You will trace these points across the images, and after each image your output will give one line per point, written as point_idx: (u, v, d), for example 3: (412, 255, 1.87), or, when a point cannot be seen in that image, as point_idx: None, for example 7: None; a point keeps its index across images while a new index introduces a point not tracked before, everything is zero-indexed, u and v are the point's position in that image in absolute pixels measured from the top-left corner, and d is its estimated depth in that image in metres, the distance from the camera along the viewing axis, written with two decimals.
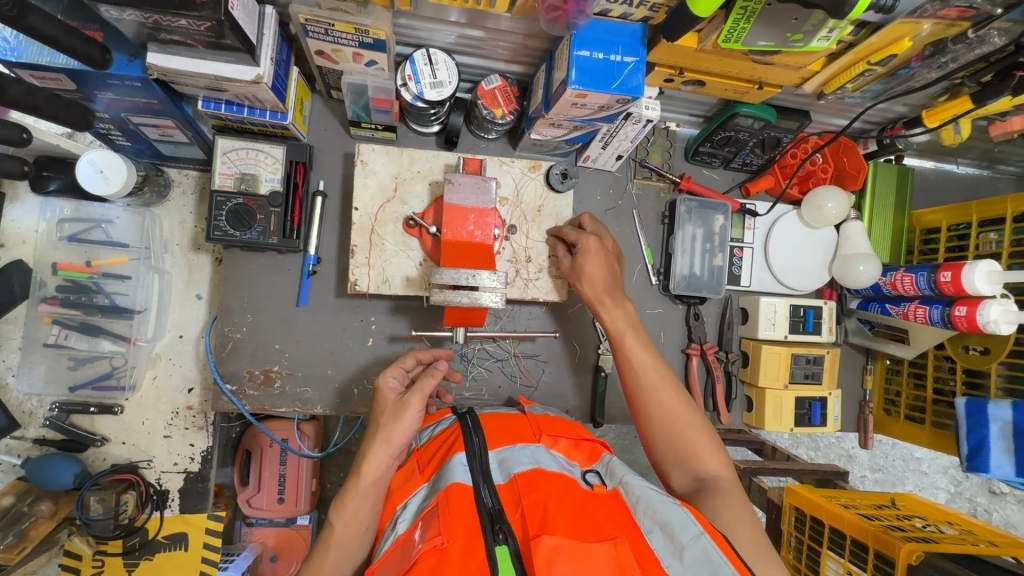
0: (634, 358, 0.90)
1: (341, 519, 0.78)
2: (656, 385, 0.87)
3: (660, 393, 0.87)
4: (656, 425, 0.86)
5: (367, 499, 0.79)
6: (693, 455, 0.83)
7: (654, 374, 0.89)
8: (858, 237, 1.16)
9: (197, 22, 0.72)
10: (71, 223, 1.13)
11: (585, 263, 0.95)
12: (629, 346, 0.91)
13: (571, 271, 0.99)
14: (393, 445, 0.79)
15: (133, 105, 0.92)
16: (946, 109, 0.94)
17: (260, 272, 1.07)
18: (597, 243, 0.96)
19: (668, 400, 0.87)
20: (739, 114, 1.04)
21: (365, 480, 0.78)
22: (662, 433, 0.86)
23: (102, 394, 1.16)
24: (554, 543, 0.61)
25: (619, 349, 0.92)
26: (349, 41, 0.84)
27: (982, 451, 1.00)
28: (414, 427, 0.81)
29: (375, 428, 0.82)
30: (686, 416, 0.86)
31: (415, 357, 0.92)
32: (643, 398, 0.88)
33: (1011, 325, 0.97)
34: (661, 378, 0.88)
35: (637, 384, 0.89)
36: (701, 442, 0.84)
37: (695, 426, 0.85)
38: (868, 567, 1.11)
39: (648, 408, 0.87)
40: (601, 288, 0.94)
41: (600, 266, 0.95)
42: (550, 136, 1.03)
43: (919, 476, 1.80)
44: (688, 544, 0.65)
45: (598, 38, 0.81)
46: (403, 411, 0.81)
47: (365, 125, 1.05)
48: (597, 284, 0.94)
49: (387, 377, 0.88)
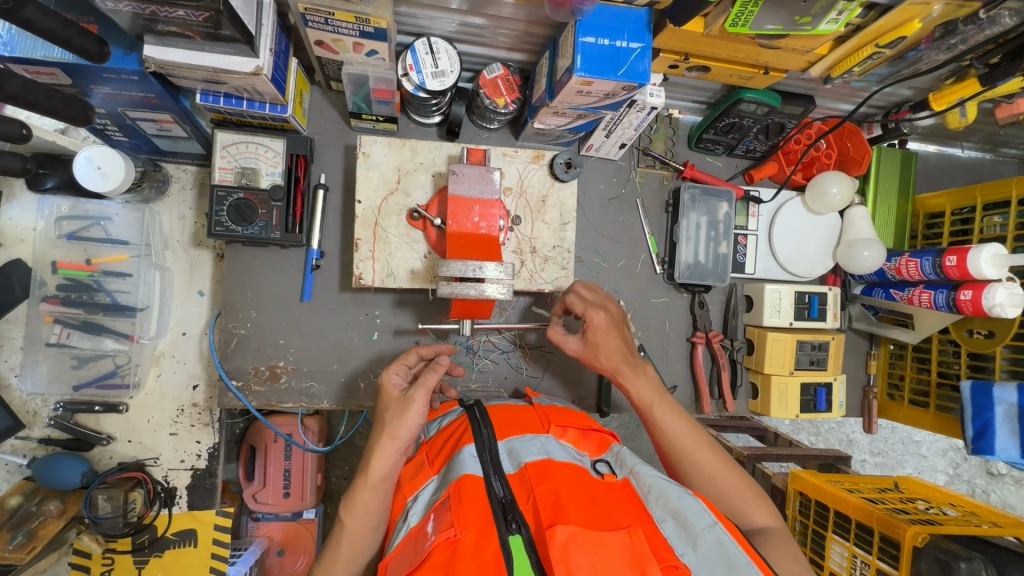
0: (665, 425, 0.87)
1: (353, 515, 0.78)
2: (691, 450, 0.85)
3: (697, 457, 0.84)
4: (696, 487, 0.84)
5: (376, 496, 0.78)
6: (738, 511, 0.82)
7: (689, 438, 0.86)
8: (863, 223, 1.16)
9: (196, 13, 0.70)
10: (68, 221, 1.10)
11: (598, 339, 0.92)
12: (659, 414, 0.87)
13: (585, 353, 0.94)
14: (399, 442, 0.79)
15: (130, 99, 0.90)
16: (952, 92, 0.92)
17: (263, 266, 1.06)
18: (605, 317, 0.92)
19: (704, 461, 0.84)
20: (743, 100, 1.03)
21: (373, 476, 0.78)
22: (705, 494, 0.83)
23: (107, 392, 1.15)
24: (568, 533, 0.61)
25: (648, 417, 0.88)
26: (350, 30, 0.83)
27: (987, 433, 1.01)
28: (419, 422, 0.80)
29: (380, 425, 0.82)
30: (726, 474, 0.83)
31: (417, 353, 0.91)
32: (681, 464, 0.85)
33: (1016, 309, 0.97)
34: (694, 440, 0.85)
35: (671, 448, 0.86)
36: (747, 498, 0.82)
37: (735, 481, 0.83)
38: (874, 551, 1.12)
39: (686, 472, 0.85)
40: (620, 361, 0.91)
41: (614, 338, 0.92)
42: (553, 125, 1.02)
43: (919, 459, 1.81)
44: (702, 534, 0.66)
45: (603, 25, 0.80)
46: (408, 407, 0.80)
47: (366, 116, 1.03)
48: (615, 359, 0.91)
49: (391, 374, 0.87)
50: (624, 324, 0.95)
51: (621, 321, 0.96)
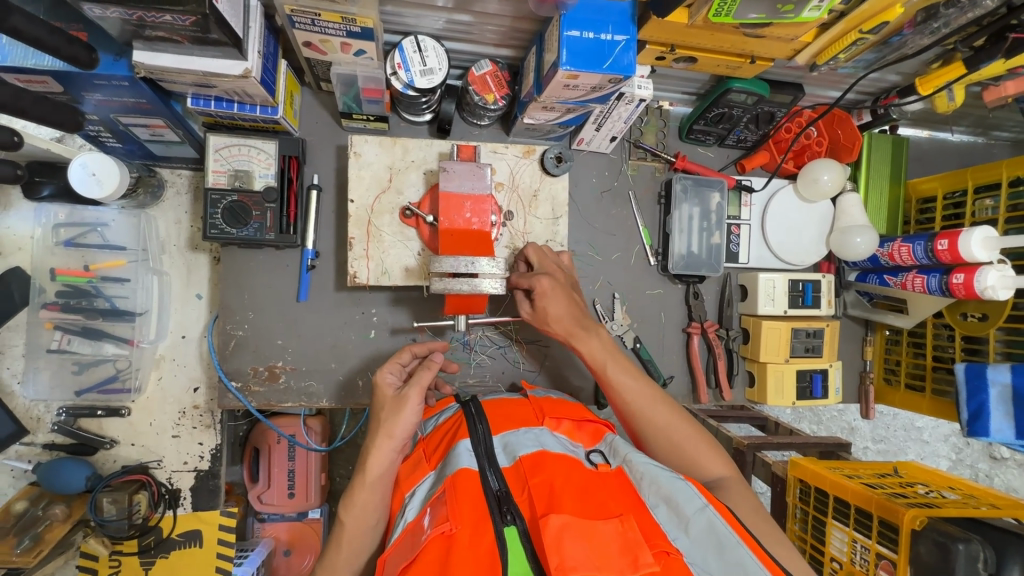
0: (619, 384, 0.88)
1: (351, 515, 0.79)
2: (645, 408, 0.86)
3: (651, 415, 0.86)
4: (653, 442, 0.86)
5: (373, 494, 0.80)
6: (693, 464, 0.84)
7: (642, 397, 0.87)
8: (855, 210, 1.17)
9: (182, 17, 0.71)
10: (66, 228, 1.12)
11: (548, 305, 0.90)
12: (613, 374, 0.88)
13: (534, 317, 0.94)
14: (396, 440, 0.80)
15: (122, 105, 0.91)
16: (939, 76, 0.92)
17: (259, 268, 1.07)
18: (551, 281, 0.91)
19: (659, 417, 0.86)
20: (732, 90, 1.03)
21: (371, 474, 0.79)
22: (660, 449, 0.85)
23: (109, 397, 1.16)
24: (561, 522, 0.62)
25: (601, 377, 0.89)
26: (337, 30, 0.83)
27: (982, 415, 1.01)
28: (414, 420, 0.81)
29: (375, 425, 0.83)
30: (680, 428, 0.85)
31: (411, 351, 0.93)
32: (636, 421, 0.87)
33: (1009, 291, 0.97)
34: (647, 396, 0.87)
35: (627, 406, 0.87)
36: (702, 449, 0.84)
37: (689, 436, 0.85)
38: (873, 535, 1.13)
39: (642, 428, 0.86)
40: (571, 326, 0.90)
41: (563, 303, 0.90)
42: (543, 120, 1.03)
43: (921, 445, 1.82)
44: (694, 517, 0.67)
45: (587, 18, 0.81)
46: (402, 406, 0.81)
47: (356, 116, 1.04)
48: (565, 322, 0.90)
49: (385, 373, 0.88)
50: (573, 289, 0.94)
51: (570, 285, 0.95)
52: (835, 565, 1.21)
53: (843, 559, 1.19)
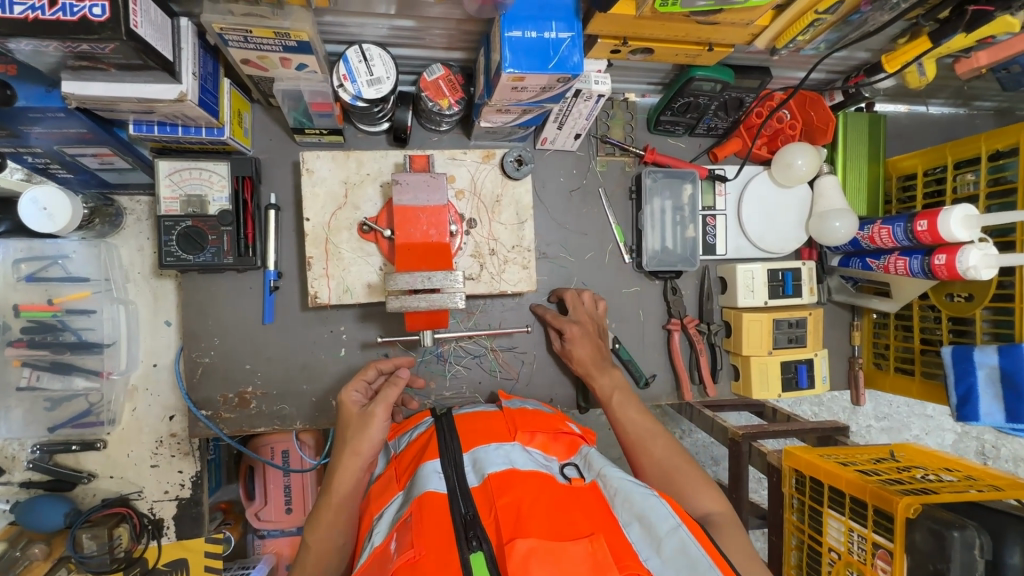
0: (622, 415, 0.92)
1: (316, 536, 0.79)
2: (642, 437, 0.88)
3: (648, 445, 0.87)
4: (648, 475, 0.86)
5: (341, 513, 0.79)
6: (681, 499, 0.81)
7: (642, 428, 0.90)
8: (832, 192, 1.13)
9: (101, 45, 0.68)
10: (26, 262, 1.09)
11: (573, 346, 1.04)
12: (618, 405, 0.94)
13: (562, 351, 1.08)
14: (362, 457, 0.80)
15: (64, 137, 0.89)
16: (906, 52, 0.89)
17: (222, 293, 1.04)
18: (579, 329, 1.04)
19: (655, 449, 0.87)
20: (695, 79, 0.99)
21: (338, 494, 0.79)
22: (655, 480, 0.84)
23: (83, 431, 1.15)
24: (528, 546, 0.59)
25: (608, 408, 0.95)
26: (272, 46, 0.80)
27: (970, 399, 0.98)
28: (380, 438, 0.81)
29: (342, 443, 0.83)
30: (677, 461, 0.84)
31: (376, 368, 0.93)
32: (635, 450, 0.88)
33: (993, 270, 0.93)
34: (645, 428, 0.90)
35: (626, 437, 0.90)
36: (695, 486, 0.81)
37: (684, 467, 0.84)
38: (869, 524, 1.04)
39: (638, 459, 0.88)
40: (589, 364, 1.02)
41: (585, 346, 1.03)
42: (500, 123, 1.00)
43: (926, 421, 1.77)
44: (666, 537, 0.64)
45: (530, 16, 0.77)
46: (369, 423, 0.82)
47: (309, 130, 1.01)
48: (582, 362, 1.03)
49: (351, 391, 0.89)
50: (600, 336, 1.07)
51: (600, 333, 1.08)
52: (833, 556, 1.12)
53: (841, 549, 1.10)
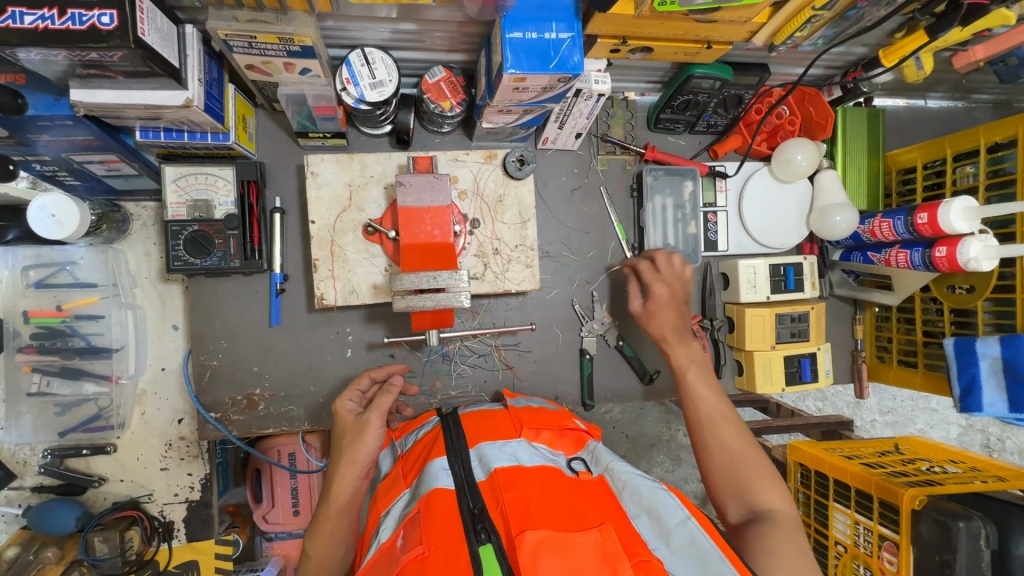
0: (698, 393, 0.89)
1: (315, 545, 0.80)
2: (716, 419, 0.85)
3: (720, 428, 0.84)
4: (712, 457, 0.83)
5: (342, 521, 0.81)
6: (747, 488, 0.78)
7: (716, 410, 0.87)
8: (832, 187, 1.14)
9: (110, 53, 0.69)
10: (35, 269, 1.11)
11: (657, 311, 1.00)
12: (693, 382, 0.91)
13: (640, 314, 1.03)
14: (358, 466, 0.81)
15: (72, 144, 0.90)
16: (903, 46, 0.90)
17: (229, 296, 1.06)
18: (667, 292, 1.01)
19: (727, 434, 0.83)
20: (694, 76, 1.00)
21: (336, 503, 0.80)
22: (715, 465, 0.82)
23: (93, 435, 1.16)
24: (538, 537, 0.59)
25: (683, 384, 0.92)
26: (277, 51, 0.81)
27: (973, 390, 0.99)
28: (376, 445, 0.82)
29: (339, 451, 0.84)
30: (747, 451, 0.81)
31: (370, 376, 0.94)
32: (700, 430, 0.85)
33: (993, 261, 0.93)
34: (720, 411, 0.86)
35: (696, 416, 0.87)
36: (764, 481, 0.78)
37: (751, 461, 0.80)
38: (874, 516, 1.04)
39: (704, 439, 0.85)
40: (670, 333, 0.98)
41: (670, 312, 1.00)
42: (502, 123, 1.00)
43: (930, 414, 1.77)
44: (675, 528, 0.66)
45: (530, 17, 0.78)
46: (365, 431, 0.83)
47: (313, 134, 1.02)
48: (664, 328, 0.99)
49: (345, 401, 0.90)
50: (685, 303, 1.02)
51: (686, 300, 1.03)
52: (840, 549, 1.12)
53: (847, 542, 1.11)
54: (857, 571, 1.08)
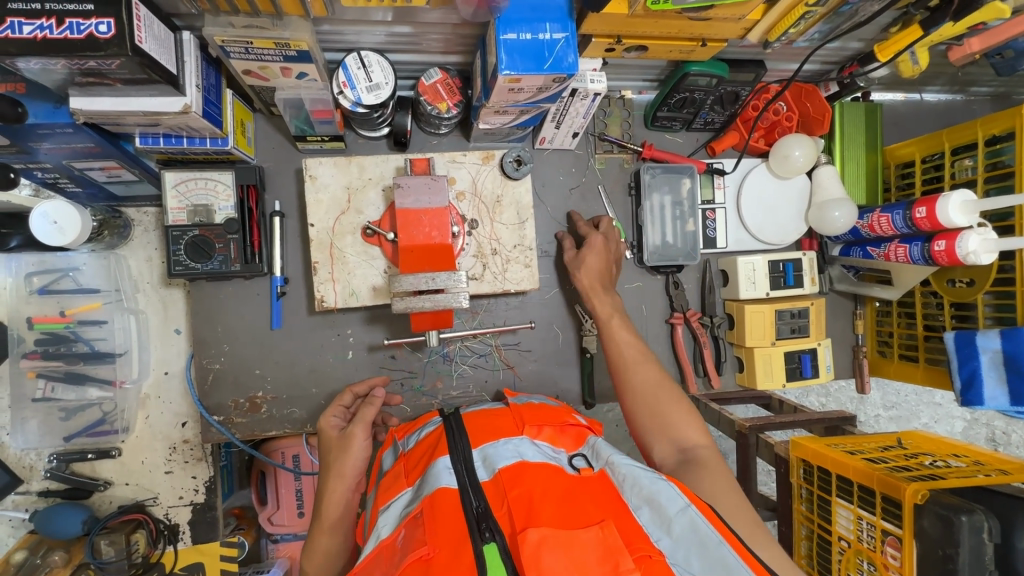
0: (618, 339, 0.96)
1: (313, 560, 0.85)
2: (637, 361, 0.93)
3: (640, 368, 0.92)
4: (635, 398, 0.90)
5: (334, 538, 0.85)
6: (669, 425, 0.85)
7: (637, 355, 0.94)
8: (831, 182, 1.13)
9: (107, 61, 0.69)
10: (38, 276, 1.12)
11: (586, 255, 1.05)
12: (614, 327, 0.98)
13: (572, 261, 1.08)
14: (347, 479, 0.86)
15: (72, 151, 0.91)
16: (898, 41, 0.90)
17: (230, 300, 1.06)
18: (600, 242, 1.06)
19: (647, 375, 0.91)
20: (690, 74, 1.00)
21: (329, 518, 0.85)
22: (640, 405, 0.89)
23: (98, 439, 1.17)
24: (540, 535, 0.60)
25: (603, 330, 0.99)
26: (273, 56, 0.82)
27: (974, 383, 0.99)
28: (362, 457, 0.88)
29: (327, 468, 0.89)
30: (666, 389, 0.89)
31: (352, 393, 1.00)
32: (625, 373, 0.93)
33: (992, 255, 0.93)
34: (637, 354, 0.94)
35: (617, 362, 0.94)
36: (685, 418, 0.85)
37: (670, 399, 0.88)
38: (877, 512, 1.04)
39: (629, 381, 0.92)
40: (596, 280, 1.03)
41: (598, 260, 1.05)
42: (499, 124, 1.01)
43: (934, 408, 1.77)
44: (676, 517, 0.65)
45: (524, 18, 0.79)
46: (350, 444, 0.88)
47: (311, 138, 1.03)
48: (593, 275, 1.04)
49: (329, 417, 0.95)
50: (614, 259, 1.08)
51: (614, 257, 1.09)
52: (843, 544, 1.12)
53: (850, 538, 1.10)
54: (860, 566, 1.08)
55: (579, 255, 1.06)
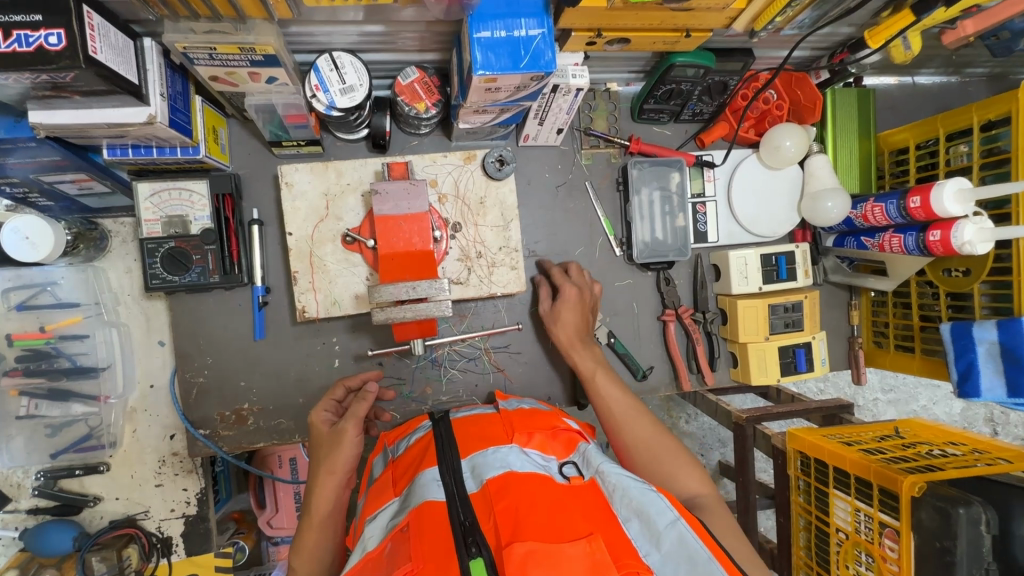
0: (605, 393, 0.93)
1: (301, 559, 0.83)
2: (626, 416, 0.89)
3: (631, 424, 0.88)
4: (632, 452, 0.86)
5: (322, 535, 0.84)
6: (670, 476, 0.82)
7: (625, 408, 0.91)
8: (824, 172, 1.11)
9: (61, 74, 0.66)
10: (15, 291, 1.09)
11: (563, 310, 1.03)
12: (600, 383, 0.94)
13: (548, 316, 1.05)
14: (337, 475, 0.84)
15: (38, 165, 0.88)
16: (889, 27, 0.87)
17: (211, 312, 1.04)
18: (576, 293, 1.04)
19: (638, 430, 0.88)
20: (675, 66, 0.97)
21: (317, 515, 0.84)
22: (640, 459, 0.85)
23: (85, 455, 1.15)
24: (526, 550, 0.58)
25: (590, 388, 0.95)
26: (239, 61, 0.78)
27: (971, 375, 0.97)
28: (353, 453, 0.86)
29: (318, 461, 0.88)
30: (658, 439, 0.86)
31: (344, 387, 0.98)
32: (617, 429, 0.88)
33: (988, 244, 0.91)
34: (624, 406, 0.91)
35: (607, 417, 0.91)
36: (681, 465, 0.82)
37: (670, 451, 0.84)
38: (874, 504, 1.02)
39: (619, 434, 0.88)
40: (574, 335, 1.01)
41: (575, 316, 1.03)
42: (480, 123, 0.98)
43: (932, 390, 1.76)
44: (665, 531, 0.64)
45: (498, 14, 0.75)
46: (341, 440, 0.87)
47: (287, 142, 1.00)
48: (569, 332, 1.01)
49: (320, 412, 0.94)
50: (590, 307, 1.05)
51: (592, 304, 1.07)
52: (841, 536, 1.10)
53: (848, 529, 1.08)
54: (859, 558, 1.06)
55: (552, 313, 1.04)
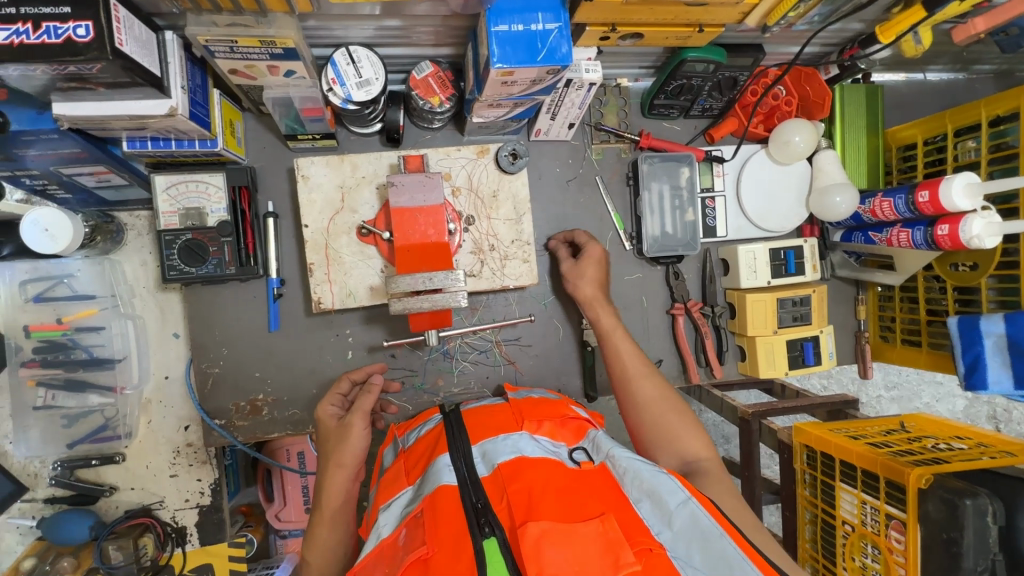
0: (620, 348, 0.95)
1: (314, 552, 0.84)
2: (639, 374, 0.92)
3: (641, 383, 0.91)
4: (639, 411, 0.89)
5: (333, 529, 0.85)
6: (673, 437, 0.85)
7: (638, 365, 0.93)
8: (832, 167, 1.11)
9: (88, 66, 0.68)
10: (32, 283, 1.11)
11: (586, 266, 1.03)
12: (617, 339, 0.96)
13: (570, 272, 1.04)
14: (345, 468, 0.86)
15: (59, 157, 0.89)
16: (900, 22, 0.88)
17: (226, 304, 1.06)
18: (599, 252, 1.05)
19: (647, 390, 0.90)
20: (687, 61, 0.98)
21: (328, 509, 0.85)
22: (644, 420, 0.88)
23: (101, 445, 1.16)
24: (540, 528, 0.59)
25: (605, 343, 0.97)
26: (259, 55, 0.79)
27: (978, 367, 0.98)
28: (361, 446, 0.87)
29: (326, 456, 0.89)
30: (666, 400, 0.89)
31: (350, 380, 0.99)
32: (627, 387, 0.91)
33: (996, 238, 0.92)
34: (637, 364, 0.93)
35: (619, 373, 0.93)
36: (684, 427, 0.86)
37: (676, 413, 0.88)
38: (881, 496, 1.03)
39: (629, 392, 0.91)
40: (596, 291, 1.01)
41: (598, 273, 1.02)
42: (493, 117, 0.99)
43: (935, 387, 1.77)
44: (676, 510, 0.65)
45: (515, 8, 0.76)
46: (348, 433, 0.88)
47: (302, 136, 1.01)
48: (589, 288, 1.01)
49: (327, 406, 0.95)
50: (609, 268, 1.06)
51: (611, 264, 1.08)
52: (847, 528, 1.11)
53: (854, 522, 1.09)
54: (865, 549, 1.07)
55: (575, 268, 1.04)
